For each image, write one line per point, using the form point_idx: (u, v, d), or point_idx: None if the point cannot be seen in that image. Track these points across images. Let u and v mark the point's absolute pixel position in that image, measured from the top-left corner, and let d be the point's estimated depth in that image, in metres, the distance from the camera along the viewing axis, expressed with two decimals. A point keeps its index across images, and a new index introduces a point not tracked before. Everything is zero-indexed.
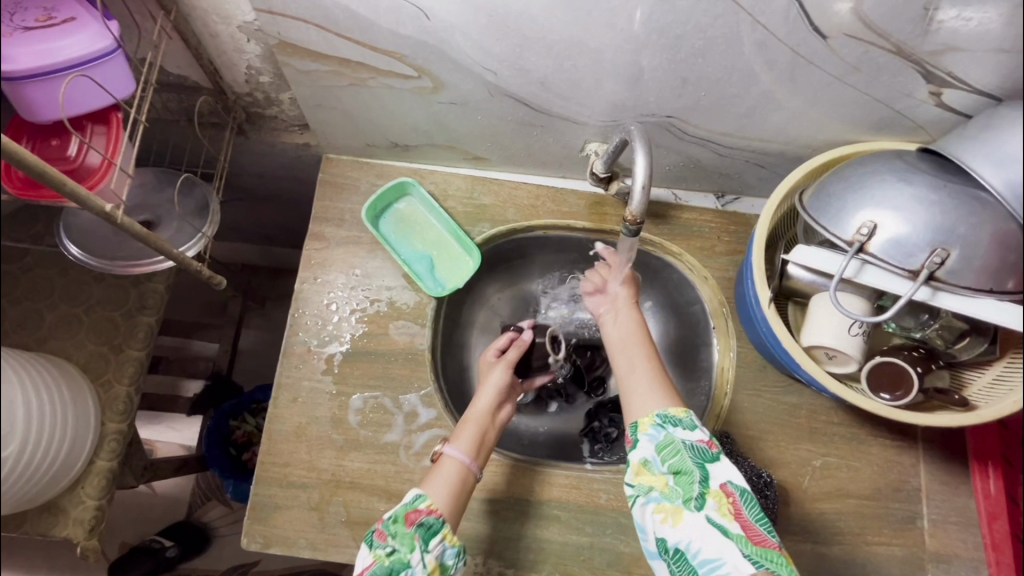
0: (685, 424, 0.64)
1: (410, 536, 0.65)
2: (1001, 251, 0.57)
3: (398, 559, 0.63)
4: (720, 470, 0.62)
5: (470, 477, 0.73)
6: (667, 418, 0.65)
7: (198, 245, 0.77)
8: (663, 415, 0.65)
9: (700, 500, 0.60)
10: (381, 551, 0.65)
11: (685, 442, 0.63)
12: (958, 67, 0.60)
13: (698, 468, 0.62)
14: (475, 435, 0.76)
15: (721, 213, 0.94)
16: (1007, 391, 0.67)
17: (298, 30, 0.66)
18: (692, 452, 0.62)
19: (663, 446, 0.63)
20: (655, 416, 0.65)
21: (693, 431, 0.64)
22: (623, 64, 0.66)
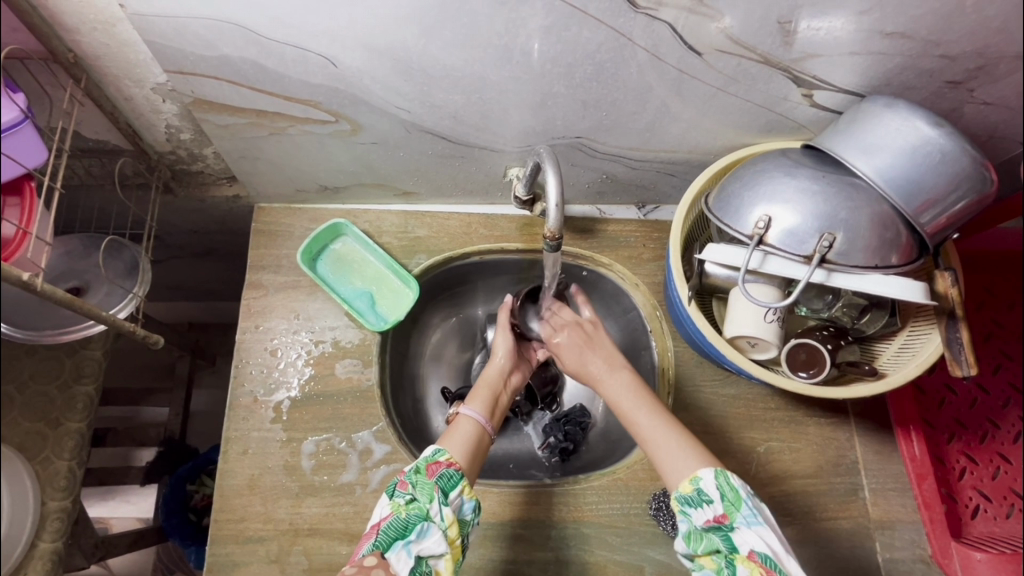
0: (694, 503, 0.64)
1: (430, 486, 0.65)
2: (880, 229, 0.66)
3: (417, 509, 0.64)
4: (744, 537, 0.62)
5: (484, 434, 0.76)
6: (682, 500, 0.65)
7: (130, 305, 0.77)
8: (682, 496, 0.65)
9: (732, 568, 0.62)
10: (400, 499, 0.65)
11: (699, 525, 0.64)
12: (820, 71, 0.68)
13: (723, 541, 0.63)
14: (487, 400, 0.80)
15: (644, 223, 1.00)
16: (911, 357, 0.73)
17: (211, 86, 0.68)
18: (711, 532, 0.63)
19: (686, 537, 0.64)
20: (677, 501, 0.65)
21: (701, 508, 0.63)
22: (526, 92, 0.71)
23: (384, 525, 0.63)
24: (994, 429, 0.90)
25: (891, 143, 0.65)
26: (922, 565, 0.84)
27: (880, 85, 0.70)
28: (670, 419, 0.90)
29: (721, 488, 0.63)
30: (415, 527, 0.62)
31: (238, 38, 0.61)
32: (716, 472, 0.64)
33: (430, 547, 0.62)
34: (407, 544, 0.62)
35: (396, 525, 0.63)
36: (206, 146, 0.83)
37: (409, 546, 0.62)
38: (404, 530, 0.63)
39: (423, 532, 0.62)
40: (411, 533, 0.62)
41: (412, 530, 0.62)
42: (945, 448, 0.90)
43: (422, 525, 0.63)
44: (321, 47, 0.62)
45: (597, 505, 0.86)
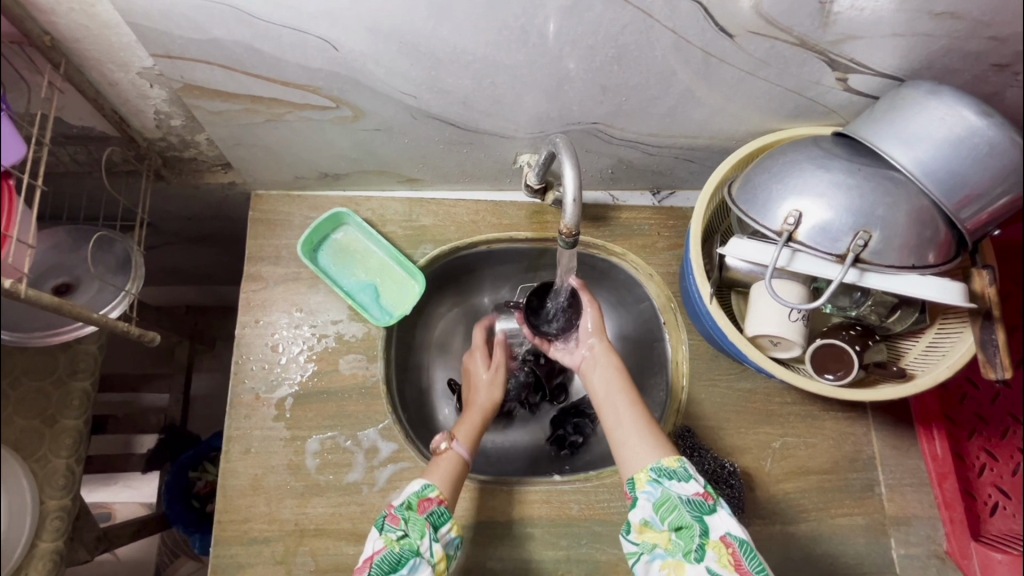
0: (680, 477, 0.64)
1: (421, 522, 0.66)
2: (918, 227, 0.62)
3: (409, 544, 0.64)
4: (720, 521, 0.61)
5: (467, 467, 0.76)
6: (661, 472, 0.64)
7: (123, 304, 0.73)
8: (658, 469, 0.65)
9: (701, 551, 0.60)
10: (392, 534, 0.64)
11: (680, 497, 0.62)
12: (859, 53, 0.63)
13: (697, 521, 0.61)
14: (472, 432, 0.80)
15: (659, 210, 0.96)
16: (941, 357, 0.69)
17: (201, 71, 0.63)
18: (689, 506, 0.62)
19: (661, 503, 0.62)
20: (650, 471, 0.65)
21: (687, 483, 0.63)
22: (541, 76, 0.66)
23: (377, 559, 0.63)
24: (1016, 425, 0.87)
25: (936, 135, 0.60)
26: (937, 560, 0.82)
27: (921, 68, 0.66)
28: (683, 415, 0.87)
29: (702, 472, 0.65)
30: (408, 562, 0.62)
31: (229, 20, 0.56)
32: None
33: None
34: None
35: (389, 560, 0.62)
36: (199, 132, 0.78)
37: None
38: (396, 565, 0.62)
39: (415, 568, 0.62)
40: (403, 567, 0.61)
41: (404, 566, 0.62)
42: (966, 444, 0.86)
43: (415, 560, 0.62)
44: (320, 29, 0.57)
45: (609, 502, 0.84)
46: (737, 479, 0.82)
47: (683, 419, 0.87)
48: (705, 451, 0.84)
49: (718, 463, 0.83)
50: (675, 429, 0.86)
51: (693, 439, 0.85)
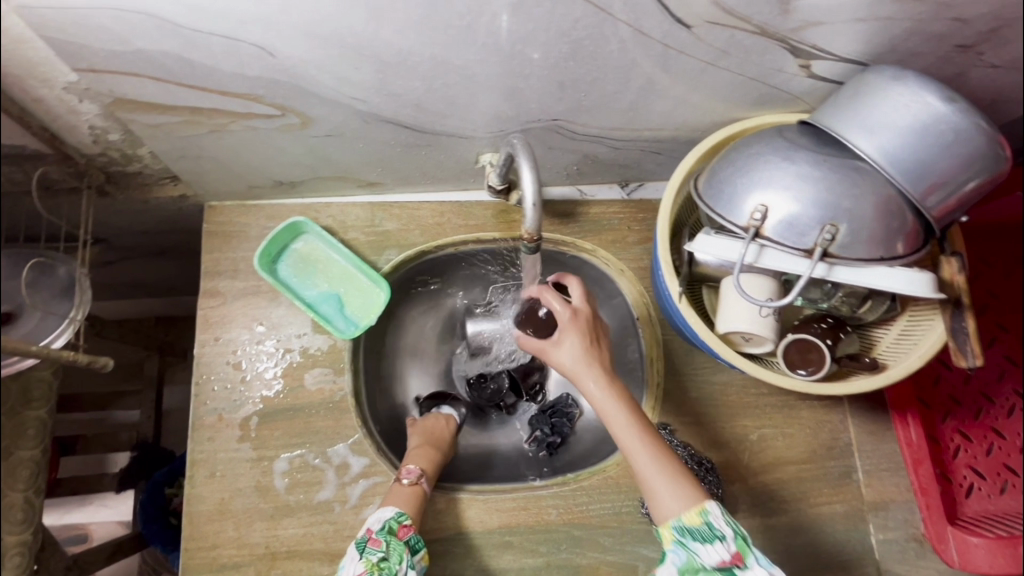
0: (705, 538, 0.59)
1: (401, 547, 0.67)
2: (885, 218, 0.61)
3: (389, 569, 0.64)
4: None
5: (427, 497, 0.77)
6: (685, 532, 0.60)
7: (68, 331, 0.71)
8: (681, 527, 0.60)
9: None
10: (373, 558, 0.65)
11: (707, 563, 0.60)
12: (821, 39, 0.61)
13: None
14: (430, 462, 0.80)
15: (628, 203, 0.93)
16: (913, 346, 0.69)
17: (132, 84, 0.59)
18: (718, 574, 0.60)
19: (687, 570, 0.60)
20: (672, 531, 0.60)
21: (712, 546, 0.59)
22: (494, 75, 0.63)
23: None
24: (988, 404, 0.87)
25: (903, 124, 0.59)
26: (914, 543, 0.83)
27: (885, 52, 0.64)
28: (659, 412, 0.86)
29: (731, 527, 0.60)
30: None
31: (153, 31, 0.52)
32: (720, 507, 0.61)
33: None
34: None
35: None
36: (140, 146, 0.74)
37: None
38: None
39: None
40: None
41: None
42: (941, 428, 0.85)
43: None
44: (254, 36, 0.54)
45: (587, 505, 0.83)
46: (715, 475, 0.81)
47: (659, 416, 0.86)
48: (681, 448, 0.82)
49: (696, 460, 0.81)
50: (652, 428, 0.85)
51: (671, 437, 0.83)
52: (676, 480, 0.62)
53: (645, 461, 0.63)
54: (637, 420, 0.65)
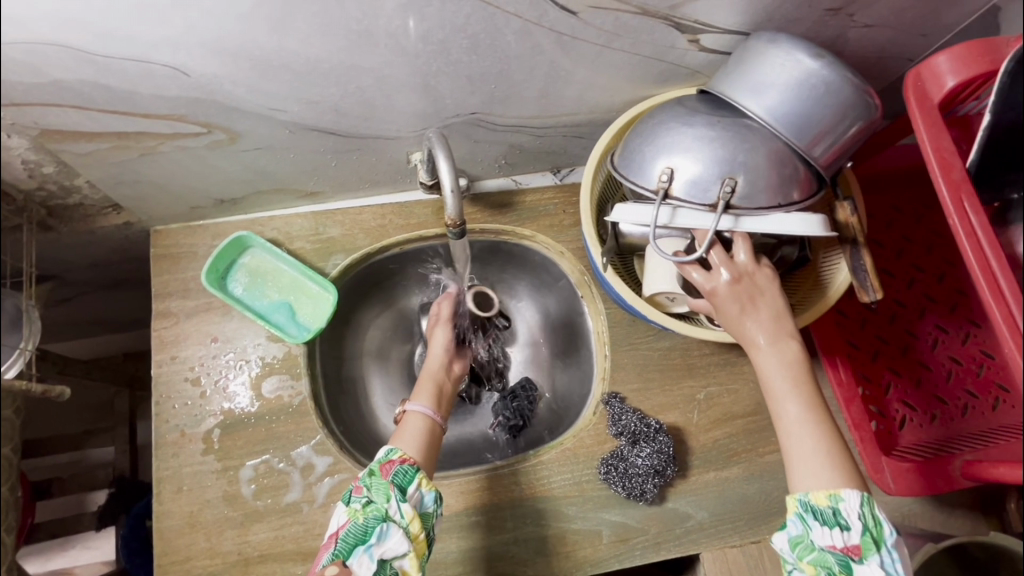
0: (827, 521, 0.57)
1: (385, 486, 0.67)
2: (777, 167, 0.65)
3: (375, 511, 0.65)
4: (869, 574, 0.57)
5: (437, 426, 0.77)
6: (807, 508, 0.58)
7: (18, 364, 0.72)
8: (804, 502, 0.59)
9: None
10: (357, 504, 0.67)
11: (818, 543, 0.58)
12: (700, 14, 0.66)
13: (839, 565, 0.58)
14: (433, 392, 0.81)
15: (561, 189, 0.98)
16: (823, 289, 0.75)
17: (56, 115, 0.62)
18: (829, 552, 0.58)
19: (796, 542, 0.59)
20: (796, 502, 0.59)
21: (830, 531, 0.57)
22: (404, 75, 0.67)
23: (343, 533, 0.65)
24: (912, 341, 0.92)
25: (780, 81, 0.64)
26: None
27: (762, 20, 0.69)
28: (609, 381, 0.90)
29: (863, 520, 0.57)
30: (374, 531, 0.64)
31: (68, 60, 0.55)
32: (861, 499, 0.57)
33: (393, 548, 0.64)
34: (367, 548, 0.63)
35: (354, 532, 0.65)
36: (76, 176, 0.77)
37: (370, 550, 0.63)
38: (363, 536, 0.64)
39: (384, 535, 0.64)
40: (371, 536, 0.64)
41: (372, 534, 0.64)
42: (873, 366, 0.90)
43: (381, 527, 0.64)
44: (165, 57, 0.57)
45: (548, 478, 0.86)
46: (664, 434, 0.85)
47: (609, 385, 0.90)
48: (630, 412, 0.87)
49: (644, 422, 0.86)
50: (602, 397, 0.89)
51: (621, 404, 0.88)
52: (823, 459, 0.60)
53: (792, 427, 0.62)
54: (799, 386, 0.63)
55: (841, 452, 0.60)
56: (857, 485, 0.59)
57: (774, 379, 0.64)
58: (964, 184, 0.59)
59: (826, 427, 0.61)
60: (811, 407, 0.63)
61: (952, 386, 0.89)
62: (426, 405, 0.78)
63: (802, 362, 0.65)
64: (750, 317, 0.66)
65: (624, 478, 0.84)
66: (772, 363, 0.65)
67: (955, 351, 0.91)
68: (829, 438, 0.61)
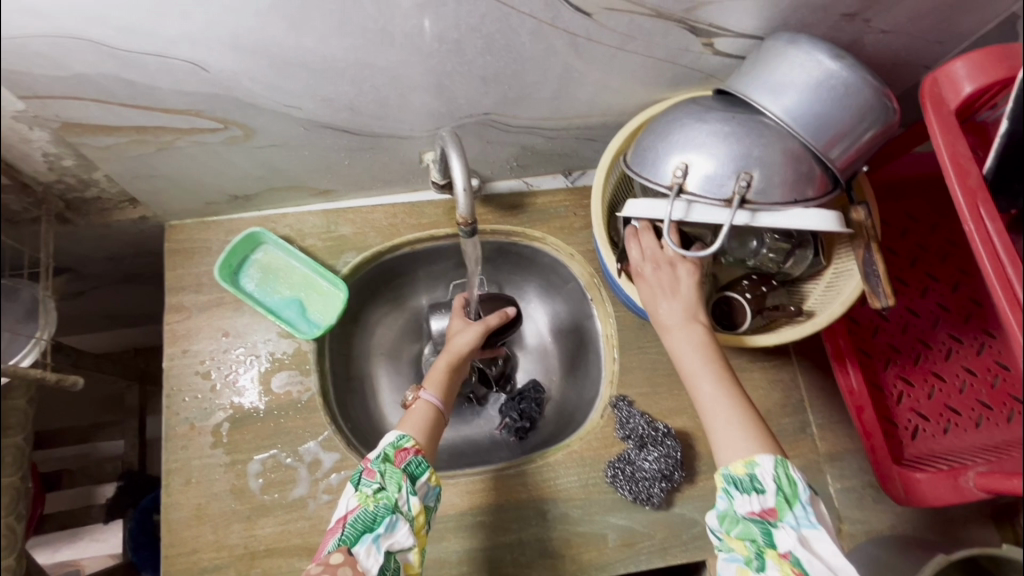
0: (744, 487, 0.59)
1: (398, 475, 0.67)
2: (793, 164, 0.65)
3: (385, 500, 0.65)
4: (786, 536, 0.57)
5: (441, 415, 0.78)
6: (730, 481, 0.60)
7: (34, 351, 0.74)
8: (729, 476, 0.60)
9: (760, 558, 0.57)
10: (368, 490, 0.65)
11: (742, 512, 0.59)
12: (716, 17, 0.66)
13: (761, 534, 0.58)
14: (443, 381, 0.81)
15: (572, 191, 0.98)
16: (836, 293, 0.74)
17: (76, 108, 0.63)
18: (750, 520, 0.58)
19: (724, 517, 0.60)
20: (722, 479, 0.60)
21: (749, 496, 0.59)
22: (419, 74, 0.68)
23: (352, 518, 0.64)
24: (926, 351, 0.91)
25: (796, 78, 0.64)
26: (870, 489, 0.86)
27: (778, 25, 0.69)
28: (617, 385, 0.90)
29: (777, 480, 0.58)
30: (384, 520, 0.63)
31: (90, 54, 0.56)
32: (775, 461, 0.59)
33: (400, 540, 0.64)
34: (376, 537, 0.62)
35: (363, 518, 0.63)
36: (94, 169, 0.78)
37: (379, 540, 0.62)
38: (372, 523, 0.63)
39: (392, 525, 0.63)
40: (380, 525, 0.63)
41: (380, 523, 0.63)
42: (882, 375, 0.90)
43: (391, 518, 0.64)
44: (184, 53, 0.58)
45: (554, 480, 0.85)
46: (672, 439, 0.85)
47: (617, 389, 0.89)
48: (638, 416, 0.87)
49: (652, 426, 0.86)
50: (610, 400, 0.89)
51: (629, 407, 0.87)
52: (739, 430, 0.61)
53: (709, 404, 0.64)
54: (711, 365, 0.65)
55: (757, 421, 0.62)
56: (771, 450, 0.60)
57: (687, 364, 0.66)
58: (981, 189, 0.58)
59: (737, 400, 0.63)
60: (723, 384, 0.64)
61: (967, 397, 0.85)
62: (433, 393, 0.79)
63: (712, 344, 0.67)
64: (667, 298, 0.69)
65: (631, 482, 0.83)
66: (683, 344, 0.67)
67: (969, 362, 0.87)
68: (744, 411, 0.63)
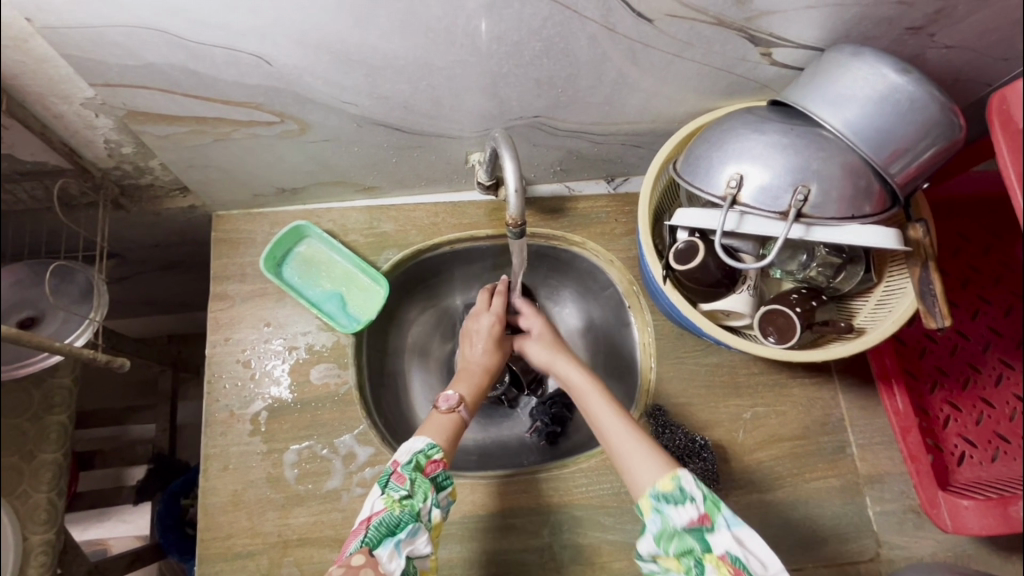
0: (676, 501, 0.63)
1: (427, 485, 0.66)
2: (852, 178, 0.64)
3: (410, 507, 0.64)
4: (720, 538, 0.62)
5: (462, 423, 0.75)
6: (660, 498, 0.64)
7: (88, 331, 0.77)
8: (657, 493, 0.64)
9: (699, 566, 0.62)
10: (395, 495, 0.64)
11: (677, 526, 0.63)
12: (777, 27, 0.66)
13: (698, 542, 0.62)
14: (475, 393, 0.80)
15: (614, 197, 0.97)
16: (888, 311, 0.73)
17: (143, 97, 0.65)
18: (688, 532, 0.62)
19: (661, 535, 0.63)
20: (651, 497, 0.64)
21: (682, 509, 0.63)
22: (475, 75, 0.68)
23: (376, 521, 0.63)
24: (975, 375, 0.89)
25: (858, 92, 0.63)
26: (912, 514, 0.84)
27: (839, 37, 0.68)
28: (653, 395, 0.88)
29: (702, 488, 0.63)
30: (407, 526, 0.63)
31: (162, 44, 0.57)
32: (694, 473, 0.65)
33: (418, 546, 0.63)
34: (398, 542, 0.62)
35: (387, 522, 0.63)
36: (151, 157, 0.80)
37: (399, 545, 0.62)
38: (394, 528, 0.63)
39: (414, 532, 0.63)
40: (402, 531, 0.62)
41: (403, 529, 0.62)
42: (929, 398, 0.88)
43: (414, 525, 0.63)
44: (252, 46, 0.59)
45: (587, 487, 0.85)
46: (709, 452, 0.83)
47: (653, 398, 0.88)
48: (675, 428, 0.85)
49: (689, 438, 0.84)
50: (646, 409, 0.87)
51: (665, 417, 0.86)
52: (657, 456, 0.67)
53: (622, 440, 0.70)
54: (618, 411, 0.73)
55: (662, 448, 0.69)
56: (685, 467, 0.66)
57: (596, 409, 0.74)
58: None
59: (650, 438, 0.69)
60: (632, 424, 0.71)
61: (1016, 425, 0.86)
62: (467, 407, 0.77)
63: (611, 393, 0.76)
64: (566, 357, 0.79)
65: None
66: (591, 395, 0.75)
67: (1018, 389, 0.88)
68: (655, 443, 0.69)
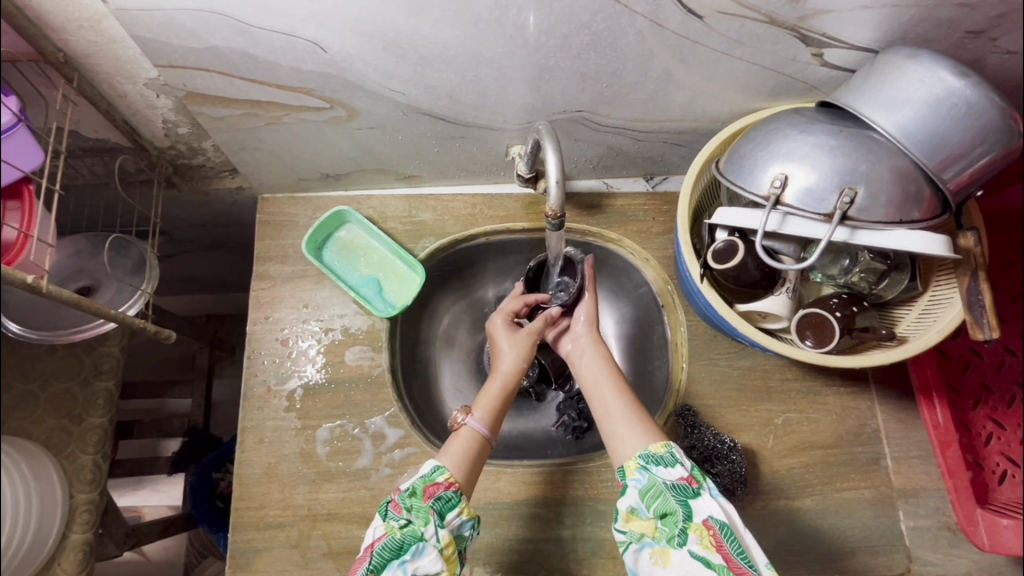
0: (665, 462, 0.64)
1: (426, 510, 0.65)
2: (901, 183, 0.63)
3: (411, 530, 0.64)
4: (703, 504, 0.62)
5: (485, 444, 0.73)
6: (649, 458, 0.65)
7: (139, 302, 0.76)
8: (645, 455, 0.65)
9: (683, 533, 0.61)
10: (394, 522, 0.65)
11: (666, 482, 0.63)
12: (830, 28, 0.65)
13: (681, 506, 0.62)
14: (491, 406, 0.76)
15: (653, 195, 0.97)
16: (933, 321, 0.71)
17: (203, 79, 0.67)
18: (673, 491, 0.62)
19: (647, 490, 0.63)
20: (638, 459, 0.65)
21: (673, 468, 0.64)
22: (522, 67, 0.69)
23: (379, 546, 0.63)
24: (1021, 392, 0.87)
25: (914, 95, 0.61)
26: (946, 532, 0.82)
27: (895, 39, 0.67)
28: (683, 395, 0.88)
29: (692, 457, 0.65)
30: (410, 547, 0.62)
31: (225, 28, 0.60)
32: None
33: (426, 565, 0.62)
34: (402, 563, 0.62)
35: (391, 546, 0.63)
36: (205, 139, 0.83)
37: (404, 565, 0.62)
38: (399, 550, 0.62)
39: (419, 552, 0.62)
40: (406, 551, 0.62)
41: (407, 550, 0.62)
42: (972, 414, 0.87)
43: (418, 545, 0.62)
44: (309, 32, 0.61)
45: (612, 481, 0.85)
46: (739, 454, 0.82)
47: (683, 398, 0.87)
48: (705, 428, 0.84)
49: (718, 439, 0.83)
50: (674, 409, 0.86)
51: (694, 416, 0.85)
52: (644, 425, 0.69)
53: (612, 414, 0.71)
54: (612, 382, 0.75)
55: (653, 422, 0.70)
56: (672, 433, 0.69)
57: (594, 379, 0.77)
58: None
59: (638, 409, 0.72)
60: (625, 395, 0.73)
61: None
62: (478, 419, 0.74)
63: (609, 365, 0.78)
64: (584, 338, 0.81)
65: None
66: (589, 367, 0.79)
67: None
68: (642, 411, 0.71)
